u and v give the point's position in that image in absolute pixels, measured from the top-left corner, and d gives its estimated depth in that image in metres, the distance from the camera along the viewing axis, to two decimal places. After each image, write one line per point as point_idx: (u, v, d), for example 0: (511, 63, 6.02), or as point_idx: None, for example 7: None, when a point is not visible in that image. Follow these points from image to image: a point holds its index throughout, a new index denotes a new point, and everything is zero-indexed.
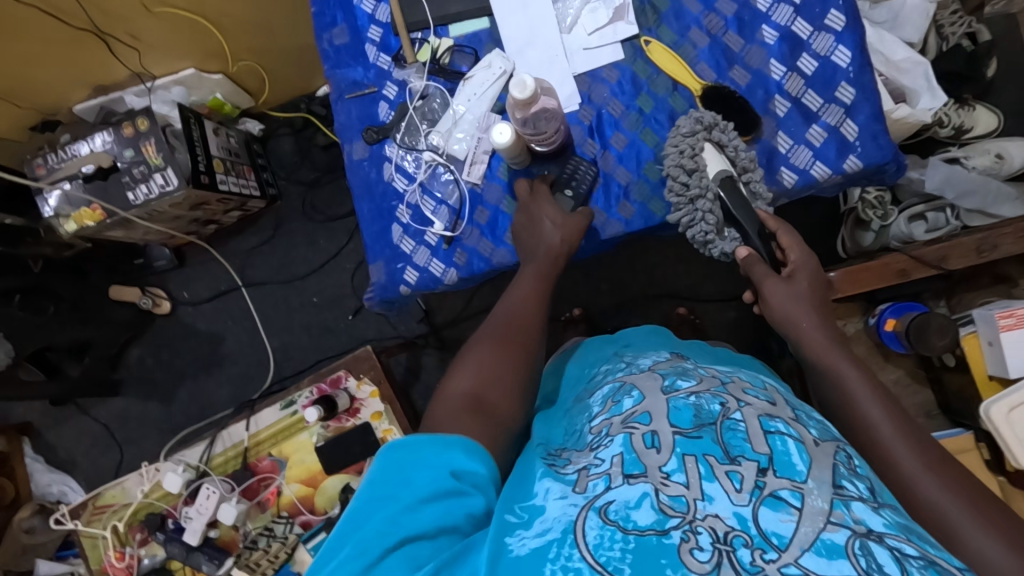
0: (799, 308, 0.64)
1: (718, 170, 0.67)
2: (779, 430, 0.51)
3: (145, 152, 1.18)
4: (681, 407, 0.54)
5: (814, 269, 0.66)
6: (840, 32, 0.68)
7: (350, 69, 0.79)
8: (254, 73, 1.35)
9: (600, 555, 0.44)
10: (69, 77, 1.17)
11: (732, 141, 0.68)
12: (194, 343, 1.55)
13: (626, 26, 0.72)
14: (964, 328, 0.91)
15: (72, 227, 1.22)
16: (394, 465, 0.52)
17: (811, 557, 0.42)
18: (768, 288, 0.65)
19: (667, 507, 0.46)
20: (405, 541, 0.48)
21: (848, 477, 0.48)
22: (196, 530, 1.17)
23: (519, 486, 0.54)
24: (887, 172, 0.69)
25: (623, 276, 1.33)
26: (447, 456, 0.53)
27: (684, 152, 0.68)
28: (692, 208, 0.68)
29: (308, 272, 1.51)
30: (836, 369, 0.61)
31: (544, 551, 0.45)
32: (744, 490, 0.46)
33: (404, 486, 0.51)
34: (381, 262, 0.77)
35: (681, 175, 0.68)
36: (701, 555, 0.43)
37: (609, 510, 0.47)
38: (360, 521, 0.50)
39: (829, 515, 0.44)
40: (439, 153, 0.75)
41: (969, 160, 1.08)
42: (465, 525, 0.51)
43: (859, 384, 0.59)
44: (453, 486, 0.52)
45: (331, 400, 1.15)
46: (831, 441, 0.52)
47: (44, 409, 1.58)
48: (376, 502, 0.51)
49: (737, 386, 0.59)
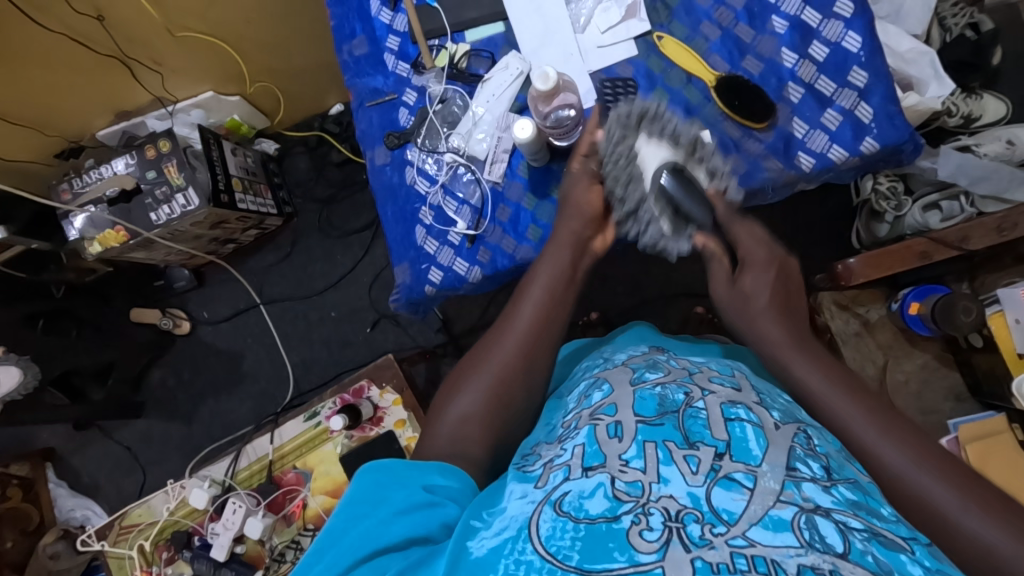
0: (749, 304, 0.63)
1: (658, 163, 0.67)
2: (740, 417, 0.53)
3: (167, 173, 1.21)
4: (646, 397, 0.57)
5: (763, 268, 0.64)
6: (850, 19, 0.70)
7: (370, 78, 0.81)
8: (269, 93, 1.39)
9: (551, 546, 0.45)
10: (94, 104, 1.21)
11: (662, 129, 0.68)
12: (215, 362, 1.57)
13: (638, 23, 0.74)
14: (989, 307, 0.92)
15: (97, 248, 1.24)
16: (368, 486, 0.54)
17: (757, 530, 0.44)
18: (715, 295, 0.67)
19: (622, 493, 0.48)
20: (376, 554, 0.50)
21: (804, 459, 0.50)
22: (223, 545, 1.17)
23: (491, 492, 0.55)
24: (905, 153, 0.70)
25: (639, 278, 1.33)
26: (420, 473, 0.55)
27: (619, 159, 0.68)
28: (637, 217, 0.69)
29: (326, 286, 1.53)
30: (828, 404, 0.56)
31: (500, 548, 0.47)
32: (699, 472, 0.48)
33: (379, 503, 0.53)
34: (406, 263, 0.79)
35: (618, 186, 0.68)
36: (650, 535, 0.45)
37: (564, 502, 0.48)
38: (339, 534, 0.52)
39: (780, 494, 0.46)
40: (460, 154, 0.77)
41: (980, 147, 1.07)
42: (439, 535, 0.52)
43: (869, 428, 0.53)
44: (425, 499, 0.53)
45: (355, 409, 1.15)
46: (792, 423, 0.54)
47: (67, 434, 1.59)
48: (347, 524, 0.52)
49: (704, 375, 0.61)
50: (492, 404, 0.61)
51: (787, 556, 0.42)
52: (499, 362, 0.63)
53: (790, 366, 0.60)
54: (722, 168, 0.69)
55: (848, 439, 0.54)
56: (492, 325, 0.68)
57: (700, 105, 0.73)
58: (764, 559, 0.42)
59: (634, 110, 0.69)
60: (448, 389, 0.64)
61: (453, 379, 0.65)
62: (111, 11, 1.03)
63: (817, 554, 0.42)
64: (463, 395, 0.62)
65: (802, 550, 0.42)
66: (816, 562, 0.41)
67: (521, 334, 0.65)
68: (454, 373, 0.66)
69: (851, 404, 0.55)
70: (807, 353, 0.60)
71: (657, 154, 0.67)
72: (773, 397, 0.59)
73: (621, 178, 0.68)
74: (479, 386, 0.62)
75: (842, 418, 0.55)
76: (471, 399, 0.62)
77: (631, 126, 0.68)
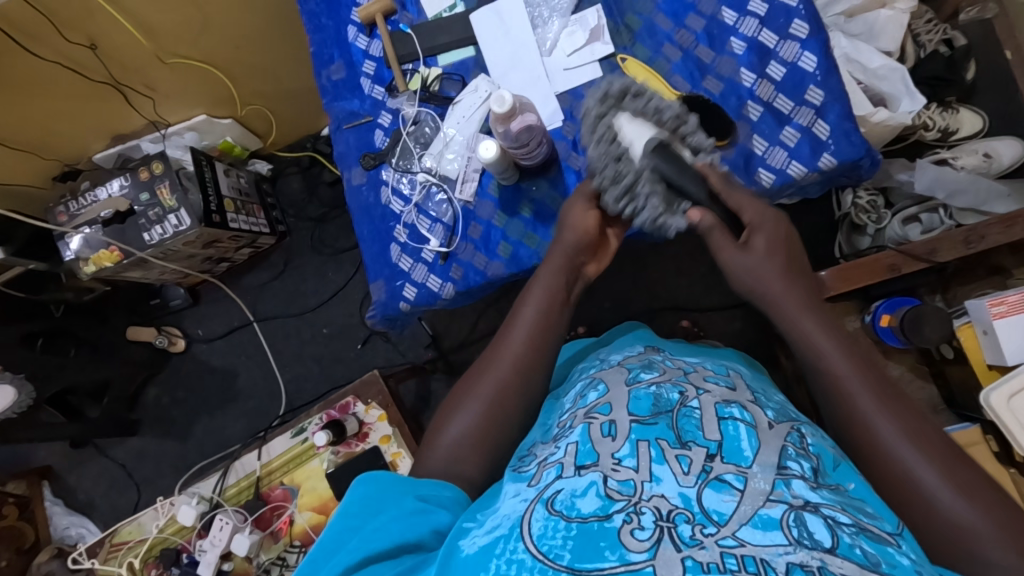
0: (763, 270, 0.65)
1: (645, 142, 0.65)
2: (733, 416, 0.55)
3: (159, 194, 1.24)
4: (641, 396, 0.58)
5: (773, 228, 0.65)
6: (805, 39, 0.71)
7: (347, 101, 0.84)
8: (261, 116, 1.43)
9: (543, 545, 0.46)
10: (89, 129, 1.25)
11: (641, 106, 0.68)
12: (209, 379, 1.59)
13: (602, 46, 0.76)
14: (959, 319, 0.92)
15: (91, 269, 1.28)
16: (365, 496, 0.56)
17: (747, 530, 0.44)
18: (725, 258, 0.66)
19: (614, 492, 0.49)
20: (366, 561, 0.51)
21: (795, 458, 0.51)
22: (210, 562, 1.17)
23: (488, 496, 0.57)
24: (863, 168, 0.71)
25: (626, 292, 1.35)
26: (414, 485, 0.57)
27: (603, 138, 0.68)
28: (633, 195, 0.66)
29: (318, 304, 1.55)
30: (829, 365, 0.60)
31: (492, 547, 0.48)
32: (691, 473, 0.49)
33: (372, 516, 0.54)
34: (382, 281, 0.80)
35: (608, 165, 0.67)
36: (642, 534, 0.45)
37: (556, 501, 0.49)
38: (333, 548, 0.53)
39: (769, 494, 0.47)
40: (433, 174, 0.79)
41: (958, 160, 1.11)
42: (431, 541, 0.53)
43: (873, 400, 0.57)
44: (418, 506, 0.55)
45: (340, 425, 1.16)
46: (786, 423, 0.56)
47: (64, 452, 1.61)
48: (341, 536, 0.54)
49: (699, 375, 0.63)
50: (484, 423, 0.63)
51: (775, 555, 0.42)
52: (493, 383, 0.65)
53: (796, 319, 0.63)
54: (706, 144, 0.70)
55: (848, 405, 0.57)
56: (487, 347, 0.69)
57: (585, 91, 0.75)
58: (754, 558, 0.42)
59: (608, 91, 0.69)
60: (448, 409, 0.66)
61: (451, 400, 0.67)
62: (104, 41, 1.06)
63: (806, 552, 0.42)
64: (459, 420, 0.64)
65: (790, 548, 0.43)
66: (804, 560, 0.42)
67: (509, 363, 0.66)
68: (454, 392, 0.68)
69: (856, 372, 0.58)
70: (821, 314, 0.63)
71: (641, 132, 0.66)
72: (769, 398, 0.63)
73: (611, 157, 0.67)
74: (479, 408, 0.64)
75: (846, 377, 0.58)
76: (467, 419, 0.64)
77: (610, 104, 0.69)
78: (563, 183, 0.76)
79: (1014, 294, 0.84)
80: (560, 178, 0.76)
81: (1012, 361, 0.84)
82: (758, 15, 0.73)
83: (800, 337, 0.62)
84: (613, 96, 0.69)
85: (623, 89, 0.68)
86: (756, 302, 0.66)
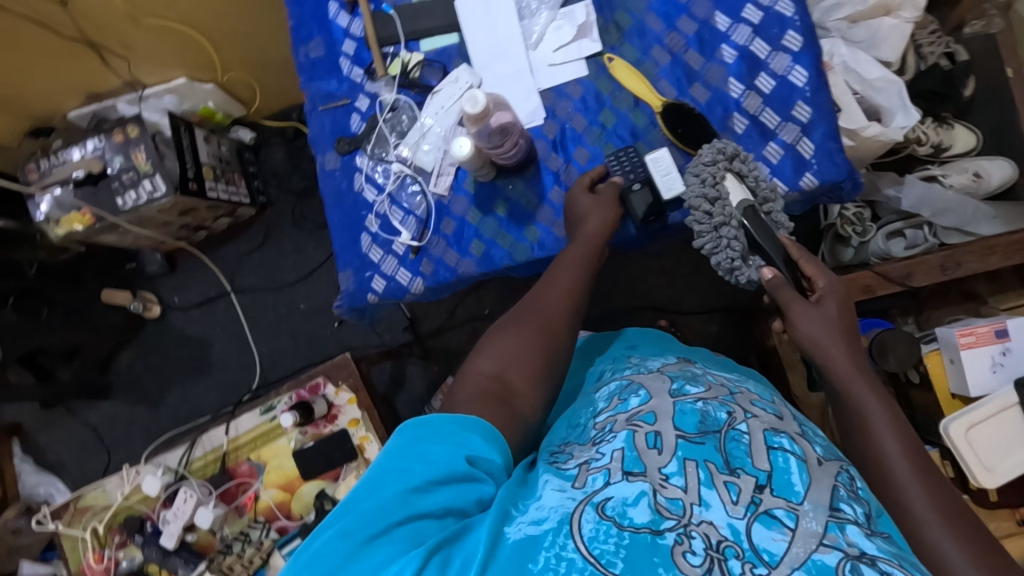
0: (827, 335, 0.62)
1: (740, 199, 0.65)
2: (783, 447, 0.53)
3: (134, 158, 1.21)
4: (686, 412, 0.56)
5: (843, 296, 0.64)
6: (797, 52, 0.69)
7: (324, 82, 0.81)
8: (245, 83, 1.38)
9: (594, 548, 0.45)
10: (62, 85, 1.20)
11: (752, 172, 0.66)
12: (182, 348, 1.57)
13: (589, 43, 0.73)
14: (926, 345, 0.91)
15: (61, 231, 1.24)
16: (411, 445, 0.54)
17: (800, 575, 0.43)
18: (796, 313, 0.63)
19: (664, 509, 0.48)
20: (411, 518, 0.49)
21: (847, 501, 0.50)
22: (173, 534, 1.17)
23: (524, 482, 0.55)
24: (844, 189, 0.70)
25: (606, 288, 1.33)
26: (464, 441, 0.55)
27: (705, 180, 0.66)
28: (716, 235, 0.65)
29: (297, 279, 1.53)
30: (874, 434, 0.58)
31: (540, 538, 0.47)
32: (739, 503, 0.48)
33: (418, 464, 0.52)
34: (350, 270, 0.79)
35: (703, 204, 0.66)
36: (694, 558, 0.45)
37: (606, 506, 0.49)
38: (375, 488, 0.51)
39: (822, 538, 0.45)
40: (407, 164, 0.76)
41: (947, 178, 1.10)
42: (471, 508, 0.52)
43: (913, 476, 0.56)
44: (466, 471, 0.53)
45: (308, 406, 1.16)
46: (834, 461, 0.54)
47: (35, 411, 1.59)
48: (383, 479, 0.51)
49: (745, 397, 0.61)
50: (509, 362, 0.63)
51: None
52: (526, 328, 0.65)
53: (852, 384, 0.61)
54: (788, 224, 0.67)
55: (887, 476, 0.56)
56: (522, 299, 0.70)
57: (646, 131, 0.72)
58: None
59: (725, 148, 0.67)
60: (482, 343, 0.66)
61: (498, 328, 0.67)
62: None
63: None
64: (494, 348, 0.64)
65: None
66: None
67: (546, 310, 0.67)
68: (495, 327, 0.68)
69: (899, 447, 0.57)
70: (874, 383, 0.61)
71: (740, 192, 0.65)
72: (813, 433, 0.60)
73: (707, 198, 0.65)
74: (531, 334, 0.65)
75: (887, 451, 0.57)
76: (493, 358, 0.63)
77: (722, 161, 0.66)
78: (540, 184, 0.74)
79: (982, 325, 0.85)
80: (537, 179, 0.74)
81: (976, 392, 0.86)
82: (751, 23, 0.71)
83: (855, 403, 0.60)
84: (725, 156, 0.67)
85: (736, 151, 0.66)
86: (815, 359, 0.63)
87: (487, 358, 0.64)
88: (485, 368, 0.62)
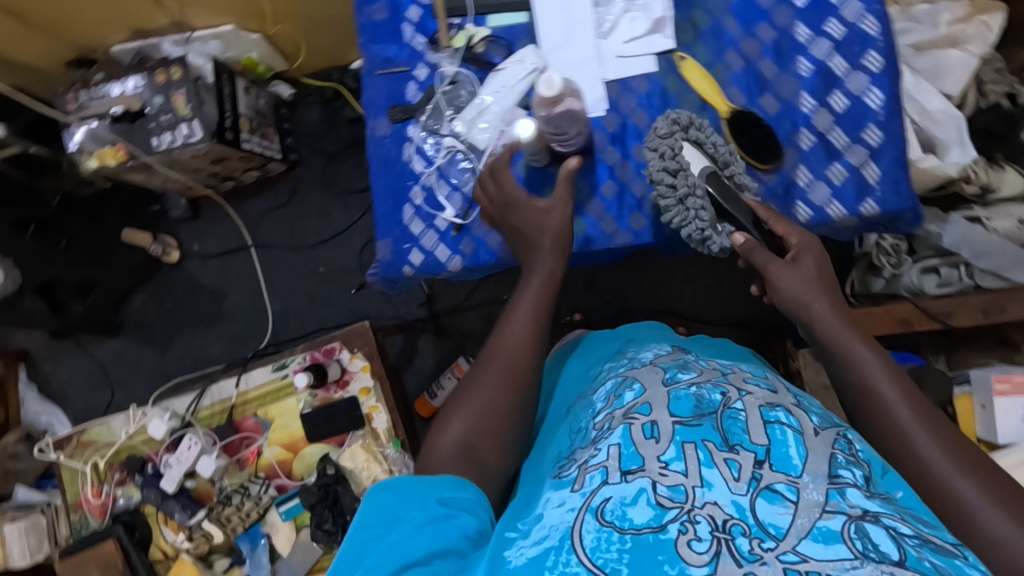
0: (806, 291, 0.64)
1: (701, 167, 0.66)
2: (780, 420, 0.53)
3: (174, 101, 1.20)
4: (681, 397, 0.56)
5: (820, 252, 0.66)
6: (876, 74, 0.67)
7: (384, 46, 0.79)
8: (291, 37, 1.36)
9: (597, 557, 0.45)
10: (110, 17, 1.18)
11: (709, 138, 0.67)
12: (196, 296, 1.57)
13: (662, 39, 0.72)
14: (958, 387, 0.92)
15: (93, 164, 1.23)
16: (382, 507, 0.55)
17: (808, 544, 0.43)
18: (775, 273, 0.65)
19: (665, 499, 0.47)
20: (400, 570, 0.50)
21: (846, 465, 0.49)
22: (173, 478, 1.18)
23: (519, 507, 0.56)
24: (904, 221, 0.69)
25: (628, 289, 1.32)
26: (433, 489, 0.56)
27: (664, 153, 0.66)
28: (683, 208, 0.65)
29: (319, 241, 1.52)
30: (871, 381, 0.59)
31: (542, 558, 0.46)
32: (741, 479, 0.48)
33: (396, 521, 0.53)
34: (388, 240, 0.77)
35: (666, 177, 0.66)
36: (699, 545, 0.44)
37: (605, 510, 0.48)
38: (357, 558, 0.52)
39: (825, 506, 0.45)
40: (460, 140, 0.75)
41: (990, 221, 1.05)
42: (462, 545, 0.52)
43: (912, 416, 0.56)
44: (441, 511, 0.54)
45: (322, 369, 1.16)
46: (832, 429, 0.54)
47: (43, 340, 1.60)
48: (364, 547, 0.53)
49: (738, 376, 0.61)
50: (478, 421, 0.62)
51: (842, 570, 0.41)
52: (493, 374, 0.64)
53: (845, 336, 0.62)
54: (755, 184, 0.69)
55: (888, 418, 0.57)
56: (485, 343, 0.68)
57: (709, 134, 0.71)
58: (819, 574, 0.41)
59: (678, 117, 0.67)
60: (444, 413, 0.65)
61: (466, 383, 0.66)
62: None
63: (875, 566, 0.41)
64: (459, 417, 0.63)
65: (857, 563, 0.41)
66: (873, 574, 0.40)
67: (514, 344, 0.66)
68: (448, 400, 0.67)
69: (894, 389, 0.58)
70: (864, 334, 0.62)
71: (699, 159, 0.66)
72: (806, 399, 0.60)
73: (670, 171, 0.65)
74: (494, 376, 0.64)
75: (885, 395, 0.58)
76: (461, 422, 0.63)
77: (677, 130, 0.67)
78: (594, 176, 0.73)
79: (1018, 374, 0.86)
80: (591, 170, 0.73)
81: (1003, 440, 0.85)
82: (833, 38, 0.69)
83: (851, 354, 0.61)
84: (680, 125, 0.67)
85: (690, 117, 0.67)
86: (801, 318, 0.65)
87: (454, 424, 0.63)
88: (453, 436, 0.62)
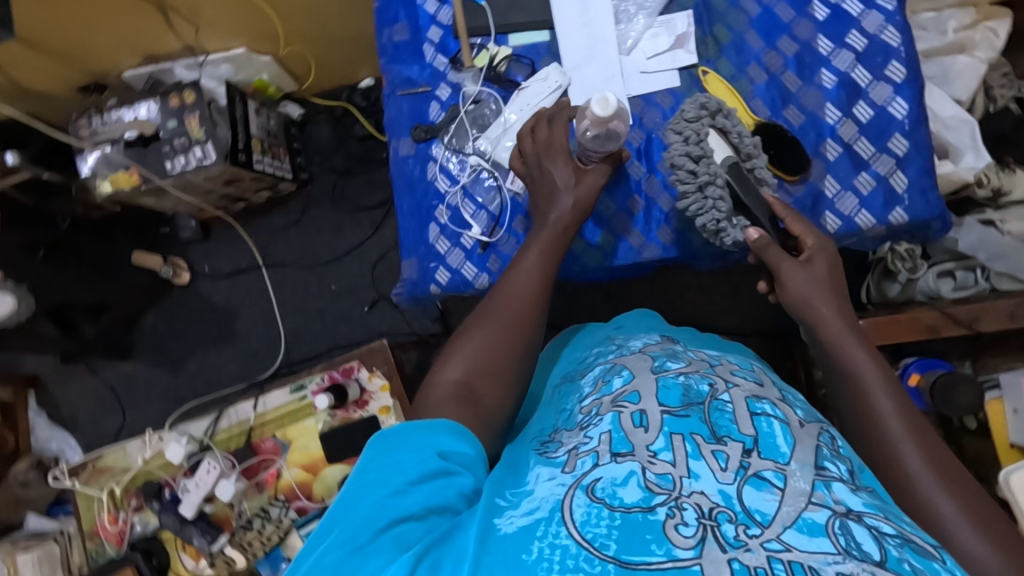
0: (818, 287, 0.65)
1: (724, 157, 0.67)
2: (766, 412, 0.53)
3: (188, 124, 1.20)
4: (669, 386, 0.55)
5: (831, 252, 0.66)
6: (899, 85, 0.70)
7: (406, 66, 0.80)
8: (301, 57, 1.37)
9: (586, 532, 0.43)
10: (123, 44, 1.18)
11: (735, 127, 0.68)
12: (208, 316, 1.56)
13: (685, 54, 0.73)
14: (988, 392, 0.93)
15: (106, 188, 1.23)
16: (379, 455, 0.52)
17: (792, 534, 0.42)
18: (787, 270, 0.65)
19: (654, 485, 0.46)
20: (395, 523, 0.47)
21: (830, 459, 0.50)
22: (192, 502, 1.16)
23: (511, 470, 0.53)
24: (932, 229, 0.70)
25: (643, 299, 1.32)
26: (432, 437, 0.53)
27: (689, 138, 0.68)
28: (701, 196, 0.67)
29: (331, 258, 1.52)
30: (868, 394, 0.60)
31: (532, 528, 0.45)
32: (728, 469, 0.47)
33: (391, 471, 0.51)
34: (414, 259, 0.78)
35: (687, 163, 0.68)
36: (686, 530, 0.43)
37: (596, 488, 0.46)
38: (350, 505, 0.49)
39: (811, 496, 0.45)
40: (485, 158, 0.76)
41: (1004, 224, 1.05)
42: (457, 503, 0.50)
43: (904, 433, 0.57)
44: (439, 466, 0.51)
45: (343, 389, 1.15)
46: (815, 424, 0.54)
47: (53, 365, 1.58)
48: (358, 493, 0.50)
49: (725, 368, 0.61)
50: (476, 369, 0.61)
51: (825, 564, 0.40)
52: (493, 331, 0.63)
53: (845, 343, 0.63)
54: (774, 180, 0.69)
55: (878, 429, 0.58)
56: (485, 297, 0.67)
57: None
58: (802, 565, 0.40)
59: (708, 104, 0.69)
60: (444, 355, 0.64)
61: (465, 330, 0.64)
62: None
63: (855, 563, 0.40)
64: (460, 356, 0.62)
65: (839, 558, 0.40)
66: (853, 570, 0.39)
67: (512, 308, 0.64)
68: (450, 337, 0.65)
69: (890, 404, 0.59)
70: (866, 345, 0.63)
71: (723, 148, 0.68)
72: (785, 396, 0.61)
73: (693, 156, 0.67)
74: (500, 328, 0.63)
75: (879, 406, 0.59)
76: (459, 367, 0.61)
77: (705, 116, 0.69)
78: (620, 187, 0.74)
79: None
80: (618, 186, 0.74)
81: None
82: (854, 50, 0.71)
83: (850, 364, 0.62)
84: (708, 110, 0.69)
85: (719, 105, 0.68)
86: (806, 318, 0.66)
87: (453, 365, 0.61)
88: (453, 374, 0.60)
